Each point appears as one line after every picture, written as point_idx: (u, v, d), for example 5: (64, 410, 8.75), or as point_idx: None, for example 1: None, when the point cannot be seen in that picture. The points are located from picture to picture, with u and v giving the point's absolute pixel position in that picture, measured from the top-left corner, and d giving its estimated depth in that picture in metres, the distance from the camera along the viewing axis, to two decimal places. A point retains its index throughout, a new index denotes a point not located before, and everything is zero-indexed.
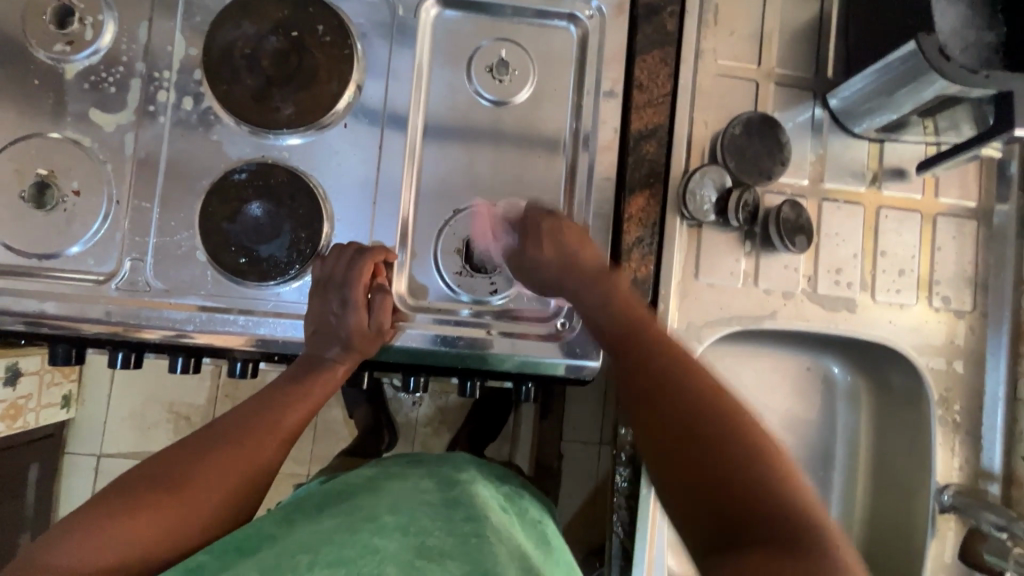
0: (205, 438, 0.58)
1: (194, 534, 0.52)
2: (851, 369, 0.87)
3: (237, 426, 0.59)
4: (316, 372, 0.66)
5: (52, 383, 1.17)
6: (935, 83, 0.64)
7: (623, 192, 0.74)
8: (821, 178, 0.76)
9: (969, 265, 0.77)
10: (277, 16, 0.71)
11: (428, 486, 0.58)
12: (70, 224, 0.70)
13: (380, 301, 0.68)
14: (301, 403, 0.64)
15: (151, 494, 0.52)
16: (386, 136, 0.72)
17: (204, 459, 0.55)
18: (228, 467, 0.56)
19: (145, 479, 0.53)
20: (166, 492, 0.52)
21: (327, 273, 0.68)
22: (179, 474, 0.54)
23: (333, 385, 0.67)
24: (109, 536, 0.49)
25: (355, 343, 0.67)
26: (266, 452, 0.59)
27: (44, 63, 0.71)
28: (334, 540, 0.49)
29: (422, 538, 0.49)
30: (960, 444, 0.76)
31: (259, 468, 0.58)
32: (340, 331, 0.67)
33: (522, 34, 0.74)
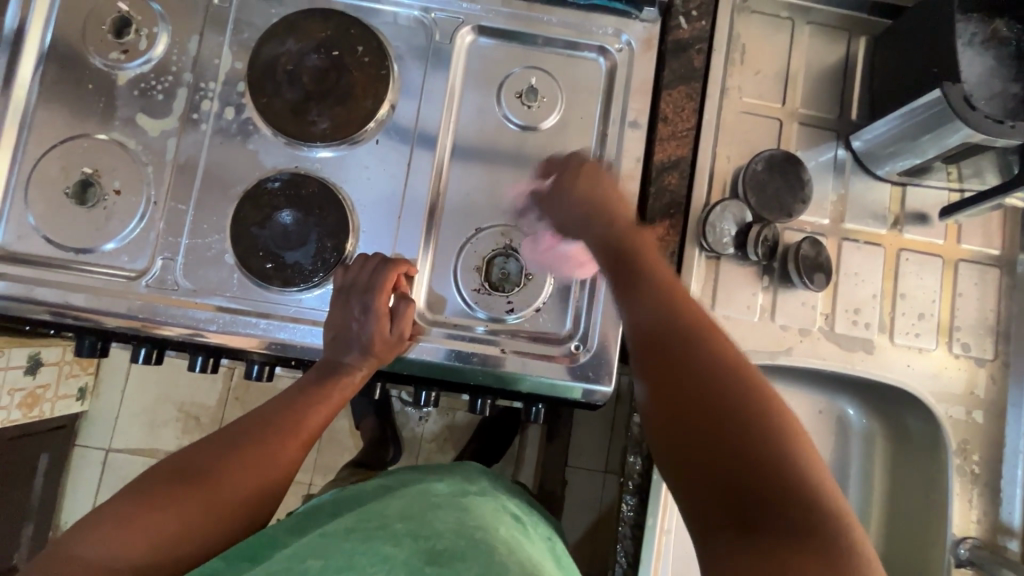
0: (229, 436, 0.59)
1: (216, 530, 0.53)
2: (867, 412, 0.86)
3: (259, 426, 0.61)
4: (337, 377, 0.67)
5: (70, 375, 1.20)
6: (959, 131, 0.65)
7: (644, 220, 0.74)
8: (842, 218, 0.77)
9: (991, 312, 0.76)
10: (320, 36, 0.74)
11: (437, 495, 0.58)
12: (109, 221, 0.73)
13: (402, 308, 0.69)
14: (321, 406, 0.65)
15: (179, 488, 0.53)
16: (415, 154, 0.74)
17: (227, 457, 0.57)
18: (250, 466, 0.57)
19: (171, 475, 0.54)
20: (192, 488, 0.53)
21: (354, 280, 0.70)
22: (206, 471, 0.55)
23: (350, 390, 0.68)
24: (138, 530, 0.50)
25: (374, 348, 0.68)
26: (286, 453, 0.60)
27: (99, 70, 0.75)
28: (344, 547, 0.49)
29: (433, 542, 0.49)
30: (978, 496, 0.74)
31: (281, 467, 0.59)
32: (360, 337, 0.68)
33: (552, 64, 0.76)
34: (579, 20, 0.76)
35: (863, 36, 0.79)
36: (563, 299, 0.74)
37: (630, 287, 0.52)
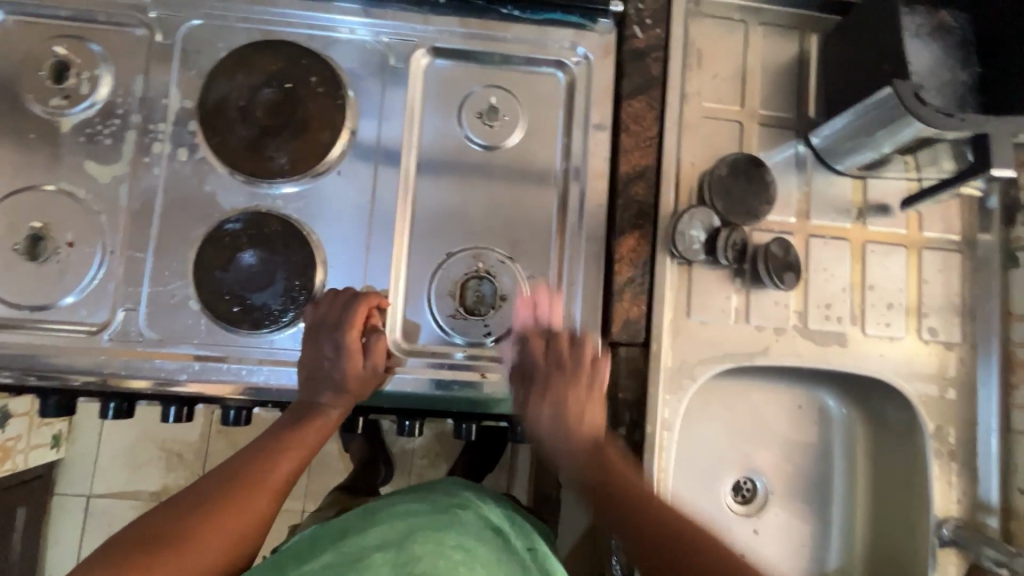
0: (195, 493, 0.57)
1: None
2: (847, 402, 0.87)
3: (230, 479, 0.59)
4: (310, 417, 0.66)
5: (42, 424, 1.18)
6: (912, 125, 0.65)
7: (614, 233, 0.74)
8: (808, 214, 0.77)
9: (956, 296, 0.78)
10: (271, 68, 0.72)
11: (417, 513, 0.57)
12: (64, 275, 0.71)
13: (375, 342, 0.68)
14: (295, 451, 0.63)
15: (141, 556, 0.49)
16: (379, 182, 0.73)
17: (199, 516, 0.54)
18: (224, 521, 0.55)
19: (132, 544, 0.50)
20: (157, 554, 0.50)
21: (323, 319, 0.68)
22: (173, 533, 0.52)
23: (326, 431, 0.67)
24: None
25: (348, 386, 0.67)
26: (260, 503, 0.58)
27: (40, 117, 0.72)
28: None
29: (413, 568, 0.49)
30: (957, 476, 0.76)
31: (257, 520, 0.57)
32: (334, 375, 0.67)
33: (511, 81, 0.76)
34: (535, 35, 0.76)
35: (815, 34, 0.80)
36: None
37: (563, 408, 0.66)
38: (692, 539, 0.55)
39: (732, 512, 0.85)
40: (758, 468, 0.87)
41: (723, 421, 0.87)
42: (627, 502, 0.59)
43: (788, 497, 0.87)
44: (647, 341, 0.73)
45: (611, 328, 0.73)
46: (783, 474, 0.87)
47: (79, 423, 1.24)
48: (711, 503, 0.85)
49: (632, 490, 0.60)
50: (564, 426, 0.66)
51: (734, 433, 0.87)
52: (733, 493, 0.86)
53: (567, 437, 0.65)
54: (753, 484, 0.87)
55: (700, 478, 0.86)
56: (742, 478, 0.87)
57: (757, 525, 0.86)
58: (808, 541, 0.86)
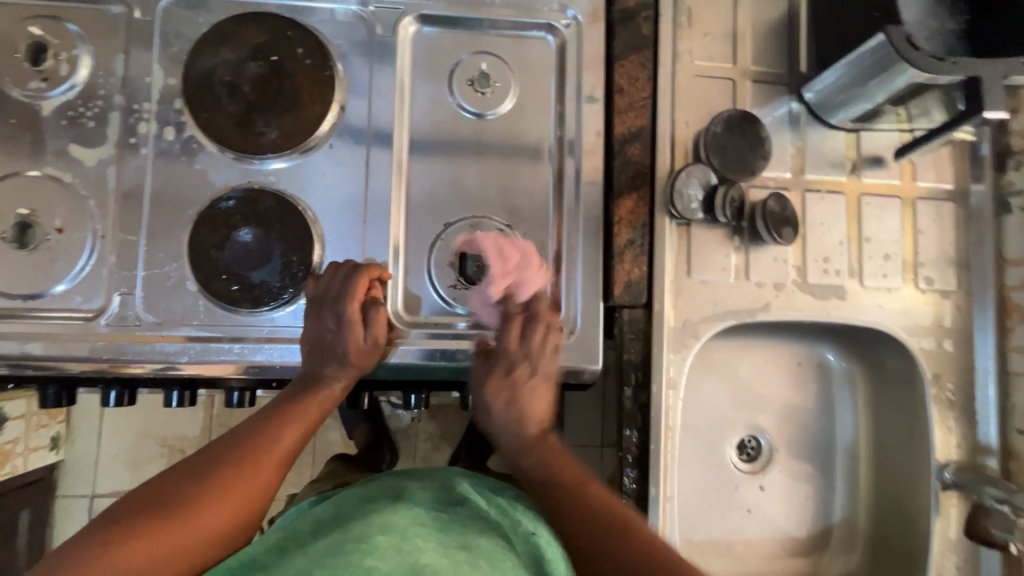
0: (201, 459, 0.58)
1: (186, 559, 0.52)
2: (846, 355, 0.88)
3: (233, 446, 0.60)
4: (314, 390, 0.66)
5: (40, 426, 1.16)
6: (905, 73, 0.65)
7: (612, 195, 0.74)
8: (803, 169, 0.77)
9: (950, 245, 0.79)
10: (255, 40, 0.70)
11: (419, 504, 0.57)
12: (55, 262, 0.69)
13: (374, 315, 0.67)
14: (298, 424, 0.64)
15: (144, 520, 0.52)
16: (372, 154, 0.72)
17: (201, 483, 0.56)
18: (224, 490, 0.56)
19: (139, 506, 0.53)
20: (159, 518, 0.52)
21: (326, 292, 0.67)
22: (175, 499, 0.54)
23: (330, 404, 0.67)
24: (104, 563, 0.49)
25: (350, 358, 0.67)
26: (261, 474, 0.59)
27: (19, 101, 0.70)
28: (324, 565, 0.47)
29: (415, 558, 0.49)
30: (955, 421, 0.78)
31: (257, 491, 0.58)
32: (337, 348, 0.67)
33: (499, 46, 0.75)
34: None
35: None
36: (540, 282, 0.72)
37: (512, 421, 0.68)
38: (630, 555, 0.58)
39: (737, 469, 0.86)
40: (762, 426, 0.88)
41: (726, 381, 0.88)
42: (577, 513, 0.62)
43: (792, 453, 0.88)
44: (649, 301, 0.73)
45: (613, 290, 0.73)
46: (787, 430, 0.88)
47: (76, 423, 1.22)
48: (716, 461, 0.86)
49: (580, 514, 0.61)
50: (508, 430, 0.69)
51: (737, 392, 0.88)
52: (738, 451, 0.88)
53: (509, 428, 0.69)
54: (757, 442, 0.88)
55: (705, 438, 0.87)
56: (747, 437, 0.88)
57: (762, 482, 0.87)
58: (814, 494, 0.87)
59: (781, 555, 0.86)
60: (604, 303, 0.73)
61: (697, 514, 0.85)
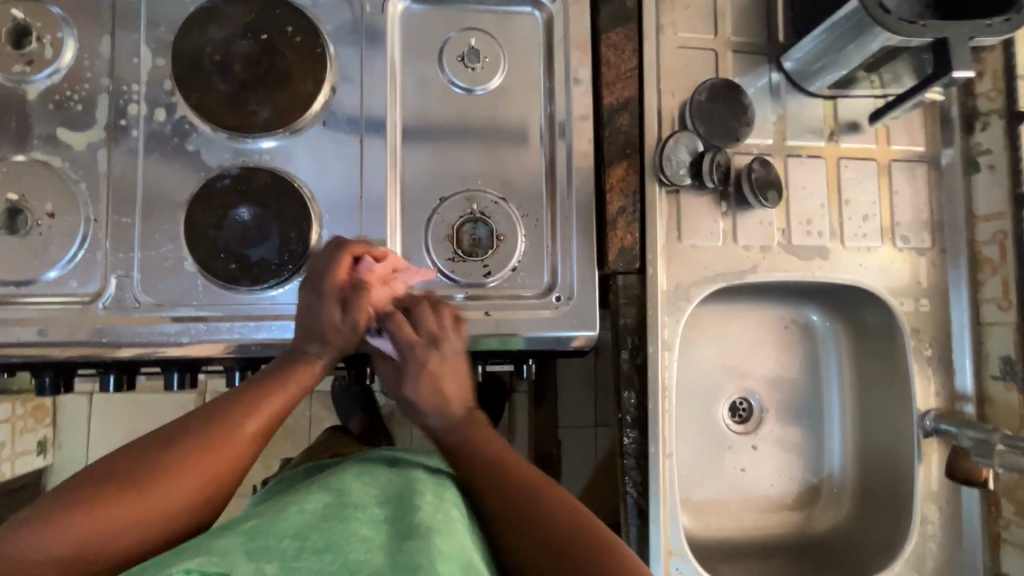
0: (170, 431, 0.57)
1: (153, 532, 0.51)
2: (830, 315, 0.92)
3: (204, 420, 0.58)
4: (293, 368, 0.65)
5: (25, 430, 1.14)
6: (879, 36, 0.68)
7: (603, 165, 0.76)
8: (785, 136, 0.80)
9: (925, 205, 0.83)
10: (244, 19, 0.70)
11: (406, 480, 0.59)
12: (47, 247, 0.68)
13: (357, 298, 0.67)
14: (272, 400, 0.62)
15: (107, 491, 0.51)
16: (366, 130, 0.73)
17: (170, 455, 0.55)
18: (193, 465, 0.55)
19: (105, 476, 0.52)
20: (126, 488, 0.51)
21: (313, 274, 0.67)
22: (142, 471, 0.53)
23: (307, 381, 0.65)
24: (66, 531, 0.48)
25: (332, 339, 0.66)
26: (232, 450, 0.58)
27: (3, 86, 0.70)
28: (322, 525, 0.49)
29: (410, 524, 0.52)
30: (934, 372, 0.82)
31: (227, 467, 0.57)
32: (320, 328, 0.66)
33: (487, 22, 0.76)
34: None
35: None
36: (536, 252, 0.74)
37: (435, 397, 0.68)
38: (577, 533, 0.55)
39: (730, 429, 0.89)
40: (752, 388, 0.91)
41: (716, 346, 0.91)
42: (519, 493, 0.59)
43: (781, 412, 0.92)
44: (643, 267, 0.76)
45: (608, 257, 0.75)
46: (775, 390, 0.92)
47: (62, 425, 1.20)
48: (711, 423, 0.90)
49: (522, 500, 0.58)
50: (437, 413, 0.67)
51: (727, 356, 0.91)
52: (730, 413, 0.91)
53: (433, 405, 0.68)
54: (748, 404, 0.91)
55: (697, 401, 0.90)
56: (737, 399, 0.91)
57: (755, 441, 0.90)
58: (804, 449, 0.92)
59: (776, 510, 0.90)
60: (600, 270, 0.75)
61: (696, 473, 0.88)
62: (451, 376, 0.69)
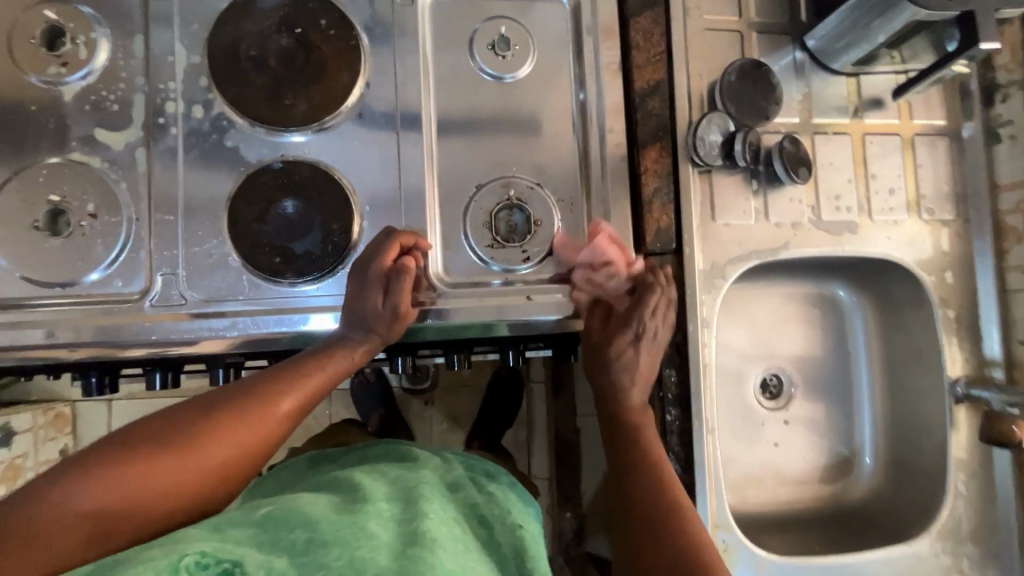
0: (211, 398, 0.57)
1: (185, 496, 0.52)
2: (856, 289, 0.94)
3: (244, 391, 0.58)
4: (334, 350, 0.65)
5: (47, 439, 1.14)
6: (906, 10, 0.69)
7: (636, 148, 0.77)
8: (811, 115, 0.82)
9: (948, 177, 0.84)
10: (278, 14, 0.71)
11: (423, 481, 0.58)
12: (91, 248, 0.69)
13: (399, 282, 0.66)
14: (310, 380, 0.62)
15: (149, 448, 0.51)
16: (402, 120, 0.73)
17: (208, 422, 0.55)
18: (229, 435, 0.55)
19: (147, 433, 0.52)
20: (164, 448, 0.52)
21: (363, 271, 0.67)
22: (182, 433, 0.53)
23: (345, 365, 0.65)
24: (108, 481, 0.49)
25: (373, 325, 0.66)
26: (266, 426, 0.58)
27: (38, 88, 0.70)
28: (331, 520, 0.48)
29: (416, 526, 0.50)
30: (964, 340, 0.84)
31: (261, 442, 0.57)
32: (365, 315, 0.66)
33: (517, 10, 0.77)
34: None
35: None
36: (573, 236, 0.75)
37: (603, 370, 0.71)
38: (675, 514, 0.61)
39: (762, 406, 0.91)
40: (782, 365, 0.93)
41: (746, 324, 0.92)
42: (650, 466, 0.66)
43: (809, 386, 0.94)
44: (678, 246, 0.77)
45: (645, 238, 0.76)
46: (804, 365, 0.94)
47: (81, 434, 1.19)
48: (745, 400, 0.91)
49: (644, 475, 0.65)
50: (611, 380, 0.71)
51: (758, 334, 0.93)
52: (762, 390, 0.93)
53: (614, 374, 0.71)
54: (778, 380, 0.93)
55: (730, 378, 0.91)
56: (768, 376, 0.93)
57: (786, 416, 0.92)
58: (835, 421, 0.94)
59: (810, 481, 0.92)
60: (637, 252, 0.76)
61: (733, 450, 0.90)
62: (648, 343, 0.72)
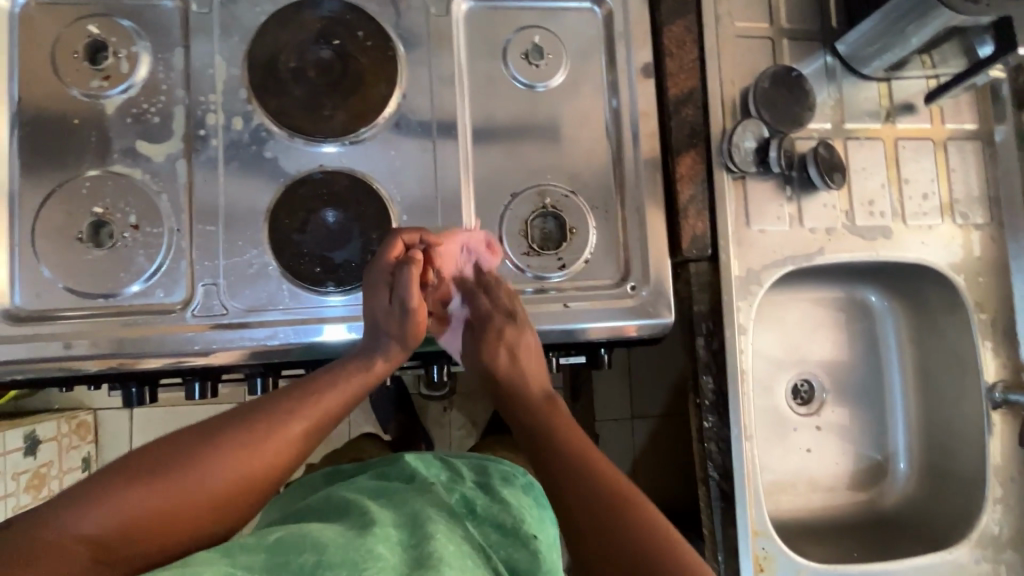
0: (228, 415, 0.56)
1: (197, 517, 0.51)
2: (887, 293, 0.94)
3: (259, 410, 0.57)
4: (352, 364, 0.63)
5: (70, 448, 1.14)
6: (942, 15, 0.69)
7: (671, 154, 0.77)
8: (843, 120, 0.82)
9: (981, 181, 0.84)
10: (317, 27, 0.72)
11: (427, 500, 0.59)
12: (133, 258, 0.69)
13: (408, 277, 0.65)
14: (327, 398, 0.60)
15: (163, 467, 0.51)
16: (439, 130, 0.74)
17: (222, 441, 0.54)
18: (242, 456, 0.53)
19: (162, 452, 0.52)
20: (177, 468, 0.51)
21: (370, 281, 0.66)
22: (196, 452, 0.52)
23: (365, 381, 0.63)
24: (121, 499, 0.48)
25: (387, 328, 0.65)
26: (280, 446, 0.55)
27: (80, 101, 0.70)
28: (340, 541, 0.48)
29: (423, 547, 0.50)
30: (1003, 344, 0.83)
31: (275, 464, 0.55)
32: (378, 321, 0.65)
33: (550, 19, 0.77)
34: None
35: None
36: (609, 243, 0.75)
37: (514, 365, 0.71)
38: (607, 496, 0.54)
39: (794, 412, 0.90)
40: (813, 370, 0.93)
41: (777, 329, 0.92)
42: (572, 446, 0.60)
43: (841, 391, 0.93)
44: (714, 253, 0.77)
45: (681, 245, 0.76)
46: (836, 370, 0.94)
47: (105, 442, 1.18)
48: (777, 405, 0.91)
49: (565, 451, 0.59)
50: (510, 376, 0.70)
51: (789, 340, 0.92)
52: (793, 396, 0.92)
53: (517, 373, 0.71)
54: (810, 386, 0.92)
55: (761, 384, 0.91)
56: (800, 381, 0.92)
57: (818, 422, 0.92)
58: (868, 425, 0.94)
59: (844, 486, 0.92)
60: (673, 258, 0.76)
61: (768, 456, 0.89)
62: (531, 357, 0.71)
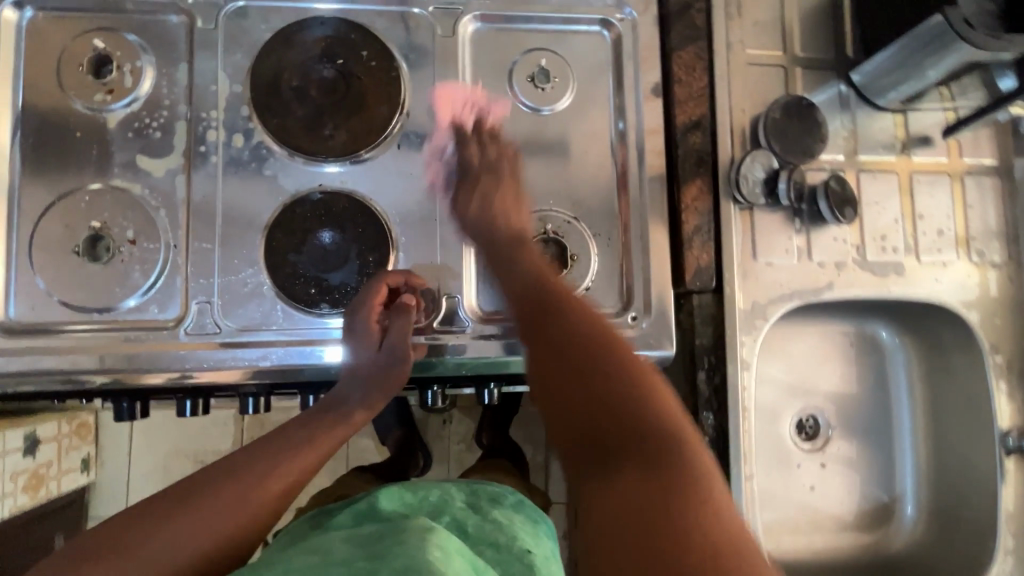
0: (208, 471, 0.59)
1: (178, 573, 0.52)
2: (899, 330, 0.91)
3: (238, 464, 0.59)
4: (332, 413, 0.66)
5: (70, 448, 1.13)
6: (959, 50, 0.67)
7: (677, 182, 0.76)
8: (856, 151, 0.79)
9: (999, 218, 0.81)
10: (321, 46, 0.71)
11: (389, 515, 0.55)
12: (129, 274, 0.69)
13: (396, 323, 0.68)
14: (305, 448, 0.63)
15: (143, 527, 0.52)
16: (440, 152, 0.72)
17: (201, 495, 0.56)
18: (222, 507, 0.55)
19: (141, 512, 0.53)
20: (157, 525, 0.52)
21: (357, 326, 0.67)
22: (175, 508, 0.54)
23: (344, 429, 0.66)
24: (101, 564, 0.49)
25: (369, 374, 0.67)
26: (260, 496, 0.58)
27: (83, 114, 0.70)
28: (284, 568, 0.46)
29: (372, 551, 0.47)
30: (1015, 389, 0.81)
31: (255, 514, 0.57)
32: (360, 367, 0.67)
33: (558, 43, 0.76)
34: None
35: None
36: (610, 272, 0.73)
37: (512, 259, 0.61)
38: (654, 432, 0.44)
39: (798, 448, 0.88)
40: (819, 406, 0.90)
41: (783, 362, 0.89)
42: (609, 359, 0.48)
43: (849, 429, 0.90)
44: (719, 285, 0.75)
45: (684, 277, 0.74)
46: (844, 407, 0.90)
47: (103, 444, 1.19)
48: (781, 441, 0.88)
49: (599, 370, 0.47)
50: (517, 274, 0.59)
51: (795, 373, 0.90)
52: (797, 431, 0.89)
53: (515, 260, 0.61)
54: (816, 422, 0.90)
55: (765, 418, 0.88)
56: (805, 416, 0.89)
57: (823, 459, 0.89)
58: (875, 466, 0.90)
59: (849, 528, 0.89)
60: (675, 289, 0.75)
61: (769, 493, 0.87)
62: (509, 201, 0.67)
